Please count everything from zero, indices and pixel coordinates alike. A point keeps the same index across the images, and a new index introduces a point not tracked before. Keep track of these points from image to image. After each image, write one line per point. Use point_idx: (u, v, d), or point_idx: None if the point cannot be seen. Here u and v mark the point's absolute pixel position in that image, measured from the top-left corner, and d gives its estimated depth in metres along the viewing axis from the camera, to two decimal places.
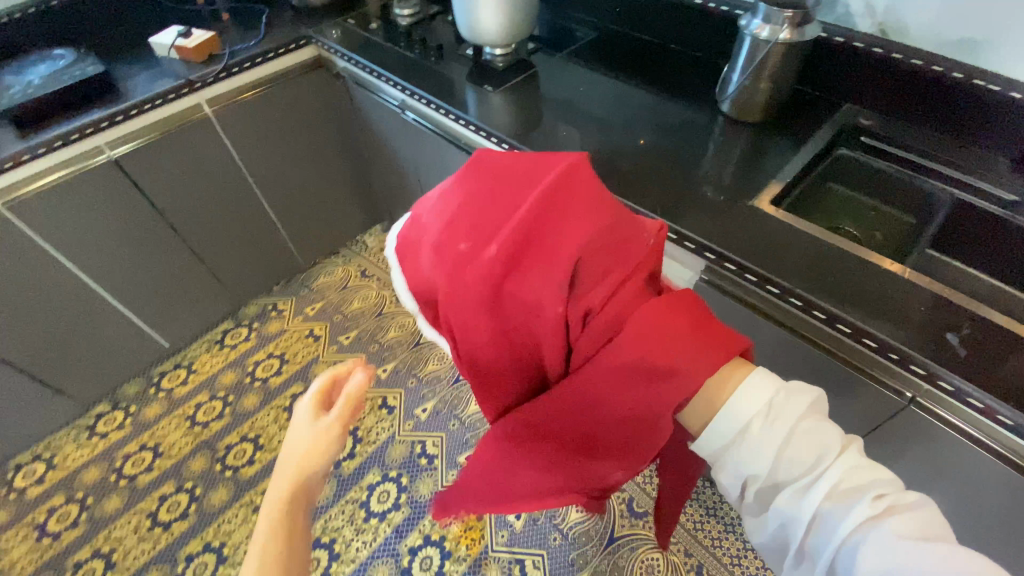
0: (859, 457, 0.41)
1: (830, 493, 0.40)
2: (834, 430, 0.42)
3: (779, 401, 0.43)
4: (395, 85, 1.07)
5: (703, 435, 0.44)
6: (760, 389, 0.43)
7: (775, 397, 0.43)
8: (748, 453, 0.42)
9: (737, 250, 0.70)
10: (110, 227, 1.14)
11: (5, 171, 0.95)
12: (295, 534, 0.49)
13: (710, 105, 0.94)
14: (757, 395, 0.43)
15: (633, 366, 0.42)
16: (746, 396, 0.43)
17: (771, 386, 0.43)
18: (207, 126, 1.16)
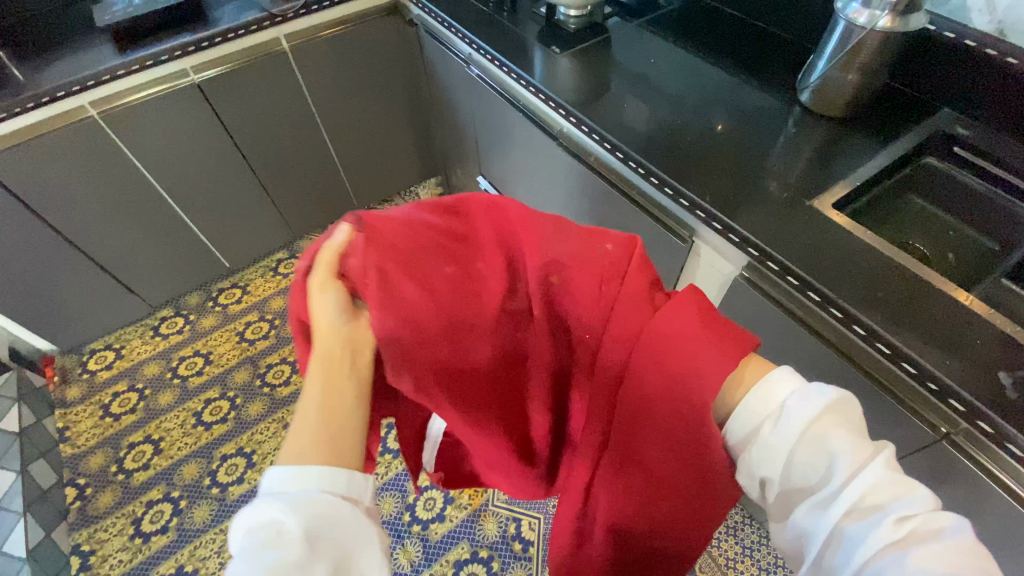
0: (890, 471, 0.37)
1: (851, 510, 0.37)
2: (859, 439, 0.38)
3: (796, 404, 0.39)
4: (465, 38, 1.06)
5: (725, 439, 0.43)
6: (778, 388, 0.41)
7: (790, 400, 0.40)
8: (764, 461, 0.40)
9: (783, 249, 0.67)
10: (187, 147, 1.22)
11: (103, 84, 1.03)
12: (341, 408, 0.42)
13: (790, 93, 0.88)
14: (774, 397, 0.40)
15: (661, 386, 0.43)
16: (758, 397, 0.41)
17: (786, 387, 0.41)
18: (283, 61, 1.20)
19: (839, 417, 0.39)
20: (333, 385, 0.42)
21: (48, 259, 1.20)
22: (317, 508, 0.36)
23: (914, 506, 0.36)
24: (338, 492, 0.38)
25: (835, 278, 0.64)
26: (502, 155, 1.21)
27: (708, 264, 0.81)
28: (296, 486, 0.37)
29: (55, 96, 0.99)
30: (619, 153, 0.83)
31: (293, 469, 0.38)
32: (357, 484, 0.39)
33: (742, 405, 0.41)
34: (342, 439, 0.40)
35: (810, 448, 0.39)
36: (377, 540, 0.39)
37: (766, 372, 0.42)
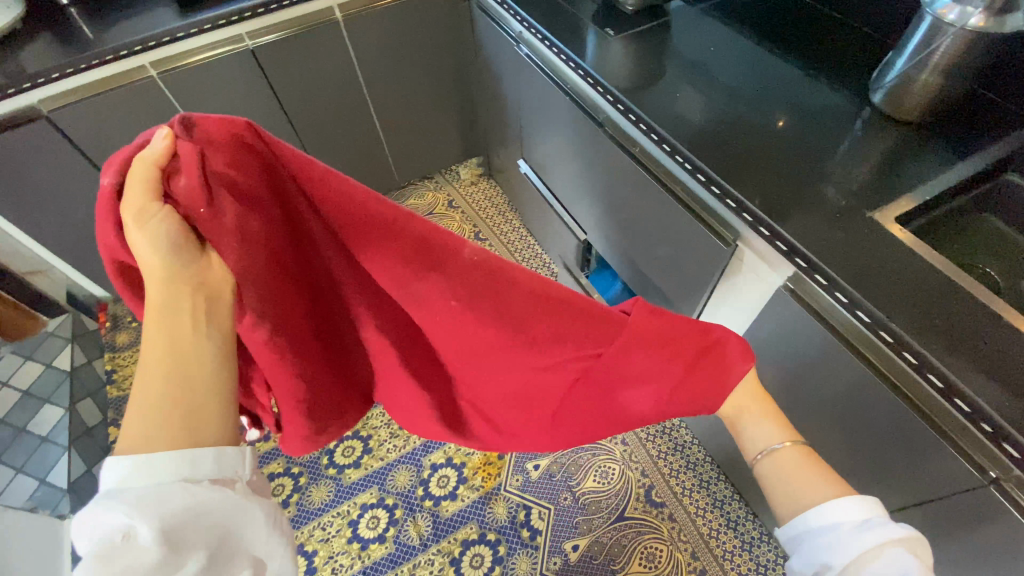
0: None
1: None
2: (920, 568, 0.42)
3: (865, 520, 0.46)
4: (517, 16, 1.03)
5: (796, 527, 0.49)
6: (861, 506, 0.47)
7: (864, 517, 0.46)
8: (830, 545, 0.46)
9: (833, 262, 0.62)
10: (239, 112, 1.24)
11: (164, 45, 1.06)
12: (186, 354, 0.41)
13: (861, 92, 0.81)
14: (855, 508, 0.47)
15: (641, 351, 0.55)
16: (833, 501, 0.48)
17: (871, 511, 0.47)
18: (335, 31, 1.21)
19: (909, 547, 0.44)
20: (173, 333, 0.41)
21: None
22: (181, 501, 0.36)
23: None
24: (206, 478, 0.38)
25: (890, 300, 0.59)
26: (544, 138, 1.18)
27: (751, 270, 0.77)
28: (143, 480, 0.36)
29: (119, 54, 1.03)
30: (665, 146, 0.79)
31: (143, 459, 0.37)
32: (226, 464, 0.39)
33: (816, 504, 0.49)
34: (196, 406, 0.40)
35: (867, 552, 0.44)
36: (255, 514, 0.41)
37: (850, 493, 0.49)
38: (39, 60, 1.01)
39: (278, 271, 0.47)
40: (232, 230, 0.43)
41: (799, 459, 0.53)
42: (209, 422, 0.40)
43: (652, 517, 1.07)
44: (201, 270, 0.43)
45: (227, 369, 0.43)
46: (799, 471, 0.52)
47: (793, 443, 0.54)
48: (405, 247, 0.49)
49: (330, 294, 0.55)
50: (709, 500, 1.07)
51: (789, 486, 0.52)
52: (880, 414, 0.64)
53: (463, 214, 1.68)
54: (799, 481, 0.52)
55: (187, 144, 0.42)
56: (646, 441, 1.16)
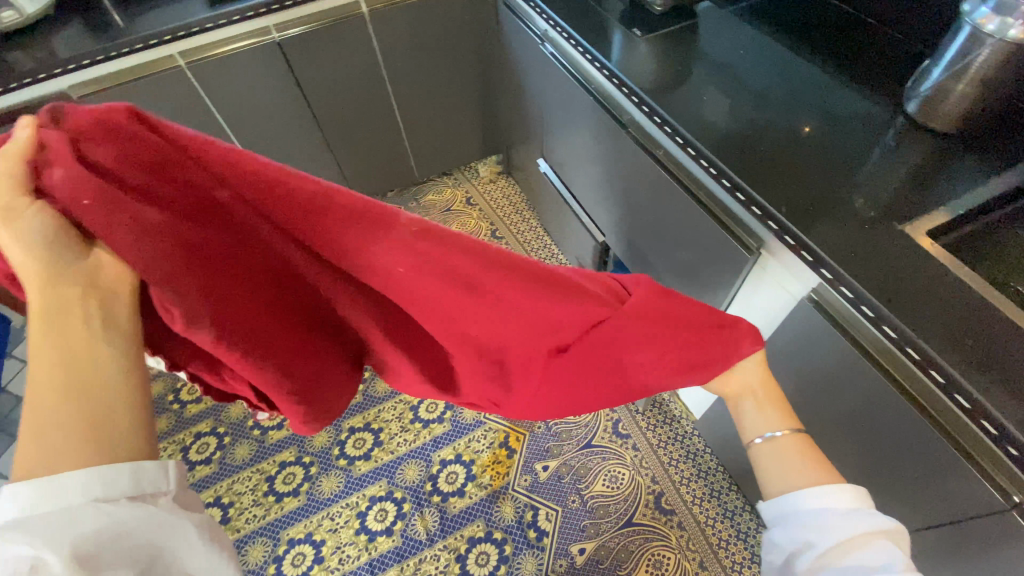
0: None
1: None
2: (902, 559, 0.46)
3: (854, 511, 0.49)
4: (543, 14, 1.03)
5: (783, 507, 0.53)
6: (847, 492, 0.51)
7: (854, 508, 0.49)
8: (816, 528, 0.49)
9: (860, 275, 0.61)
10: (263, 103, 1.26)
11: (192, 35, 1.07)
12: (77, 353, 0.38)
13: (894, 100, 0.79)
14: (843, 495, 0.50)
15: (650, 324, 0.54)
16: (825, 490, 0.51)
17: (855, 498, 0.50)
18: (361, 25, 1.21)
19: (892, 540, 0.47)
20: (65, 335, 0.38)
21: None
22: (95, 523, 0.33)
23: None
24: (124, 496, 0.35)
25: (919, 316, 0.57)
26: (565, 138, 1.17)
27: (773, 280, 0.75)
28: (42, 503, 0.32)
29: (149, 43, 1.04)
30: (689, 150, 0.78)
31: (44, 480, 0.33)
32: (145, 478, 0.36)
33: (806, 490, 0.52)
34: (104, 412, 0.36)
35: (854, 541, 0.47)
36: (188, 536, 0.37)
37: (839, 482, 0.52)
38: (72, 46, 1.04)
39: (195, 262, 0.42)
40: (121, 219, 0.38)
41: (796, 446, 0.56)
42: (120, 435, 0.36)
43: (661, 524, 1.05)
44: (91, 269, 0.40)
45: (135, 367, 0.39)
46: (792, 458, 0.55)
47: (790, 432, 0.56)
48: (331, 223, 0.43)
49: (285, 283, 0.50)
50: (720, 510, 1.06)
51: (780, 470, 0.55)
52: (901, 432, 0.63)
53: (480, 211, 1.68)
54: (791, 468, 0.55)
55: (56, 131, 0.38)
56: (658, 447, 1.15)
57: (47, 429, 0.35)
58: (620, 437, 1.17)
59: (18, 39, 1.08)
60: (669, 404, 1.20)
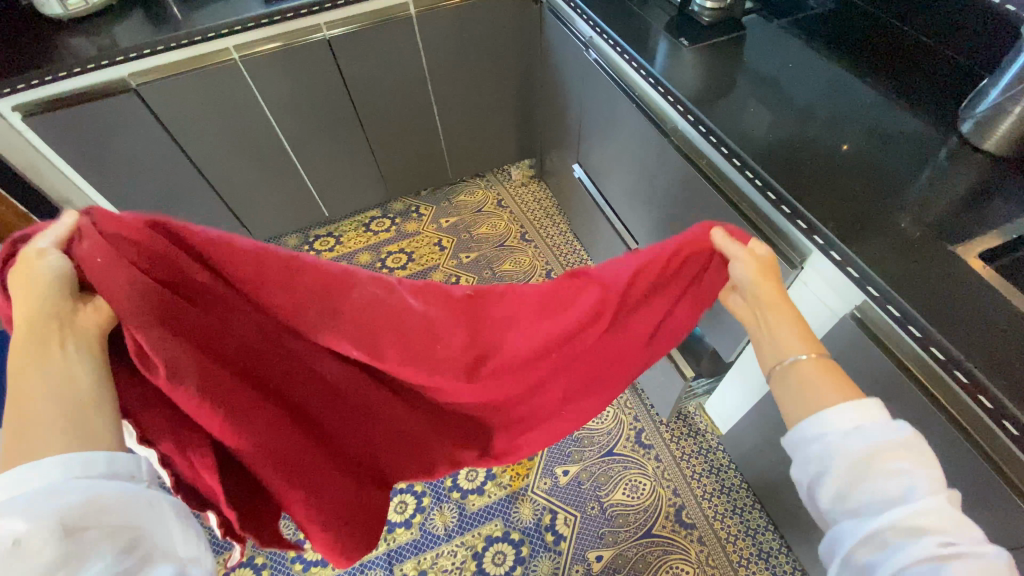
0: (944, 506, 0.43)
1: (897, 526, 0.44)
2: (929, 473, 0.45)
3: (873, 427, 0.47)
4: (589, 20, 1.04)
5: (794, 433, 0.52)
6: (855, 411, 0.48)
7: (873, 422, 0.47)
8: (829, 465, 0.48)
9: (908, 294, 0.59)
10: (308, 97, 1.29)
11: (248, 30, 1.12)
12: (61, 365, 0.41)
13: (948, 120, 0.77)
14: (851, 416, 0.48)
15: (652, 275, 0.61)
16: (843, 408, 0.49)
17: (864, 418, 0.48)
18: (408, 26, 1.24)
19: (916, 454, 0.46)
20: (45, 354, 0.41)
21: (178, 183, 1.33)
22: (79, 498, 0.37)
23: (959, 541, 0.42)
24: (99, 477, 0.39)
25: (970, 339, 0.55)
26: (603, 145, 1.17)
27: (814, 296, 0.74)
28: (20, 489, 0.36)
29: (207, 36, 1.09)
30: (735, 160, 0.78)
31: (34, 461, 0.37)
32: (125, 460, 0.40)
33: (830, 409, 0.50)
34: (86, 403, 0.41)
35: (879, 458, 0.46)
36: (164, 508, 0.42)
37: (858, 397, 0.50)
38: (133, 35, 1.08)
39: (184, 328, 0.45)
40: (120, 288, 0.42)
41: (815, 368, 0.52)
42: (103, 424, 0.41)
43: (680, 537, 1.04)
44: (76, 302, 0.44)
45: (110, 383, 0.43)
46: (821, 381, 0.51)
47: (813, 355, 0.53)
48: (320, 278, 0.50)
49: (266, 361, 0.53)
50: (742, 527, 1.04)
51: (813, 395, 0.51)
52: (942, 459, 0.61)
53: (511, 213, 1.69)
54: (822, 390, 0.51)
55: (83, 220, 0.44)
56: (680, 460, 1.14)
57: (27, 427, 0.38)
58: (642, 447, 1.16)
59: (83, 27, 1.13)
60: (694, 417, 1.18)
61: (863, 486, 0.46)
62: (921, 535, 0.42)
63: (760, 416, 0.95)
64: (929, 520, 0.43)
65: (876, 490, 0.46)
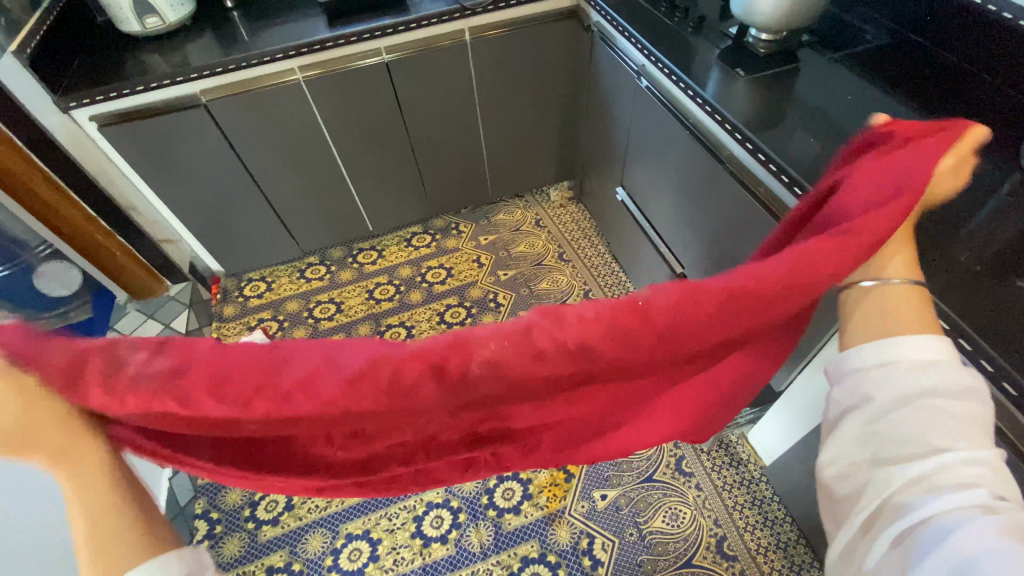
0: (991, 457, 0.38)
1: (942, 468, 0.37)
2: (982, 429, 0.39)
3: (944, 363, 0.40)
4: (642, 49, 1.06)
5: (855, 351, 0.43)
6: (933, 345, 0.41)
7: (941, 356, 0.40)
8: (885, 389, 0.40)
9: (981, 328, 0.58)
10: (362, 116, 1.34)
11: (313, 52, 1.18)
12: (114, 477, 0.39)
13: (1013, 155, 0.76)
14: (928, 347, 0.40)
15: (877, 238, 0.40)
16: (923, 338, 0.41)
17: (935, 349, 0.41)
18: (461, 50, 1.29)
19: (979, 408, 0.40)
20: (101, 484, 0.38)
21: (233, 193, 1.39)
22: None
23: (1002, 493, 0.37)
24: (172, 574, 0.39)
25: None
26: (651, 168, 1.19)
27: None
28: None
29: (274, 57, 1.16)
30: (795, 189, 0.78)
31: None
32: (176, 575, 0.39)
33: (913, 335, 0.41)
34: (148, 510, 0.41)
35: (944, 397, 0.39)
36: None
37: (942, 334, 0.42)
38: (206, 54, 1.15)
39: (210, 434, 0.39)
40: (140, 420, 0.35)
41: (904, 293, 0.43)
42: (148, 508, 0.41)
43: (721, 570, 1.02)
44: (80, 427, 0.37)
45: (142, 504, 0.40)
46: (911, 310, 0.42)
47: (906, 282, 0.43)
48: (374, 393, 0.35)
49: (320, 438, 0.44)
50: (786, 563, 1.01)
51: (902, 318, 0.42)
52: None
53: (549, 233, 1.71)
54: (914, 321, 0.42)
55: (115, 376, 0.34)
56: (722, 490, 1.11)
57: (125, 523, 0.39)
58: (682, 474, 1.14)
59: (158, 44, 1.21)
60: (736, 446, 1.16)
61: (919, 421, 0.39)
62: (974, 483, 0.36)
63: (806, 448, 0.92)
64: (982, 473, 0.37)
65: (932, 427, 0.38)
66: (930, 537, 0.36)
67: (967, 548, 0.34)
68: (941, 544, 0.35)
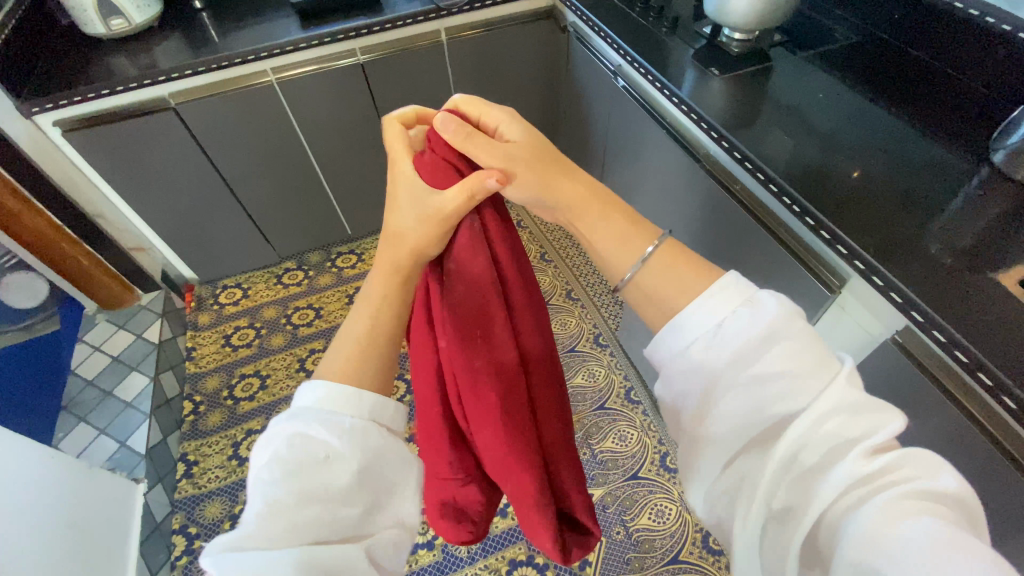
0: (846, 391, 0.40)
1: (809, 435, 0.39)
2: (814, 355, 0.42)
3: (746, 314, 0.44)
4: (618, 48, 1.07)
5: (665, 334, 0.48)
6: (724, 296, 0.46)
7: (740, 307, 0.45)
8: (703, 362, 0.45)
9: (954, 318, 0.59)
10: (338, 118, 1.32)
11: (285, 53, 1.16)
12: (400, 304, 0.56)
13: (979, 150, 0.78)
14: (722, 301, 0.46)
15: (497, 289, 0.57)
16: (710, 298, 0.46)
17: (728, 298, 0.46)
18: (437, 51, 1.28)
19: (800, 334, 0.43)
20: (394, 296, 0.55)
21: (205, 199, 1.36)
22: (376, 442, 0.47)
23: (880, 442, 0.38)
24: (383, 428, 0.49)
25: (1010, 357, 0.56)
26: (629, 167, 1.19)
27: (856, 322, 0.74)
28: (335, 408, 0.47)
29: (246, 58, 1.13)
30: (771, 186, 0.79)
31: (328, 387, 0.48)
32: (372, 442, 0.47)
33: (690, 305, 0.47)
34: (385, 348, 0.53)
35: (763, 350, 0.43)
36: (410, 477, 0.50)
37: (717, 279, 0.48)
38: (174, 56, 1.12)
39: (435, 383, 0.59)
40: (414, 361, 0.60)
41: (669, 258, 0.51)
42: (366, 378, 0.50)
43: (708, 564, 1.03)
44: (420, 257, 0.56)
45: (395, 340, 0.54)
46: (675, 275, 0.50)
47: (659, 245, 0.51)
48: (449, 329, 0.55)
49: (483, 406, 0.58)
50: None
51: (670, 287, 0.50)
52: (969, 483, 0.61)
53: (530, 233, 1.71)
54: (673, 284, 0.49)
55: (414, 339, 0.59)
56: None
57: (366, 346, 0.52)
58: (667, 471, 1.15)
59: (124, 46, 1.17)
60: None
61: (755, 392, 0.42)
62: (837, 444, 0.38)
63: None
64: (851, 428, 0.39)
65: (768, 389, 0.41)
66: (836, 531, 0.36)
67: (882, 531, 0.34)
68: (849, 537, 0.35)
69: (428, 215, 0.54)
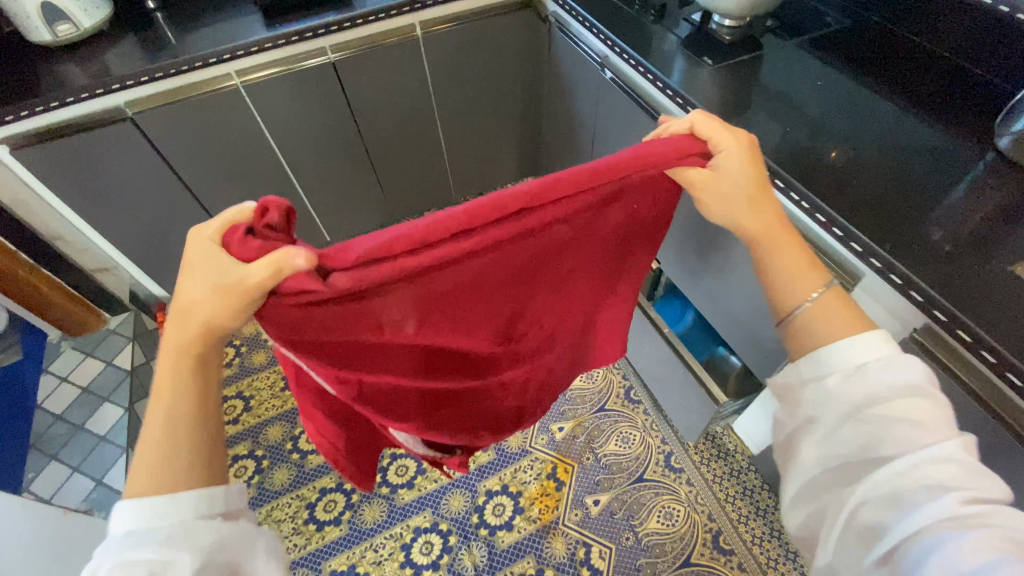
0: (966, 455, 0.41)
1: (912, 476, 0.41)
2: (938, 415, 0.44)
3: (884, 367, 0.46)
4: (603, 38, 1.03)
5: (807, 360, 0.51)
6: (873, 343, 0.48)
7: (885, 358, 0.47)
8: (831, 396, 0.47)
9: (980, 315, 0.57)
10: (311, 119, 1.25)
11: (248, 55, 1.08)
12: (200, 388, 0.47)
13: (980, 134, 0.77)
14: (871, 348, 0.48)
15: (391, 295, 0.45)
16: (863, 341, 0.48)
17: (880, 348, 0.48)
18: (413, 45, 1.21)
19: (929, 400, 0.44)
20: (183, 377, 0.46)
21: (173, 214, 1.28)
22: (208, 533, 0.43)
23: (983, 494, 0.40)
24: (216, 513, 0.45)
25: None
26: None
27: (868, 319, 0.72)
28: (143, 523, 0.42)
29: (207, 61, 1.05)
30: (777, 181, 0.75)
31: (132, 504, 0.42)
32: (204, 533, 0.43)
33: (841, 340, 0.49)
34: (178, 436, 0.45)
35: (894, 401, 0.45)
36: (259, 549, 0.46)
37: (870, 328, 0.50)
38: (127, 62, 1.04)
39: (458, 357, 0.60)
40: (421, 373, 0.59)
41: (832, 302, 0.51)
42: (182, 473, 0.44)
43: (720, 565, 1.01)
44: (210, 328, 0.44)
45: (206, 428, 0.47)
46: (833, 317, 0.51)
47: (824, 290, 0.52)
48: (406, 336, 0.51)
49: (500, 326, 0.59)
50: (782, 551, 1.02)
51: (824, 330, 0.51)
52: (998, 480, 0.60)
53: None
54: (833, 327, 0.50)
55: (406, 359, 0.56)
56: (713, 482, 1.11)
57: (162, 449, 0.44)
58: (673, 471, 1.13)
59: (72, 54, 1.08)
60: (722, 437, 1.16)
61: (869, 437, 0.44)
62: (941, 487, 0.40)
63: None
64: (951, 473, 0.40)
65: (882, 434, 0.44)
66: (918, 549, 0.39)
67: (958, 561, 0.37)
68: (931, 553, 0.38)
69: (222, 290, 0.41)
